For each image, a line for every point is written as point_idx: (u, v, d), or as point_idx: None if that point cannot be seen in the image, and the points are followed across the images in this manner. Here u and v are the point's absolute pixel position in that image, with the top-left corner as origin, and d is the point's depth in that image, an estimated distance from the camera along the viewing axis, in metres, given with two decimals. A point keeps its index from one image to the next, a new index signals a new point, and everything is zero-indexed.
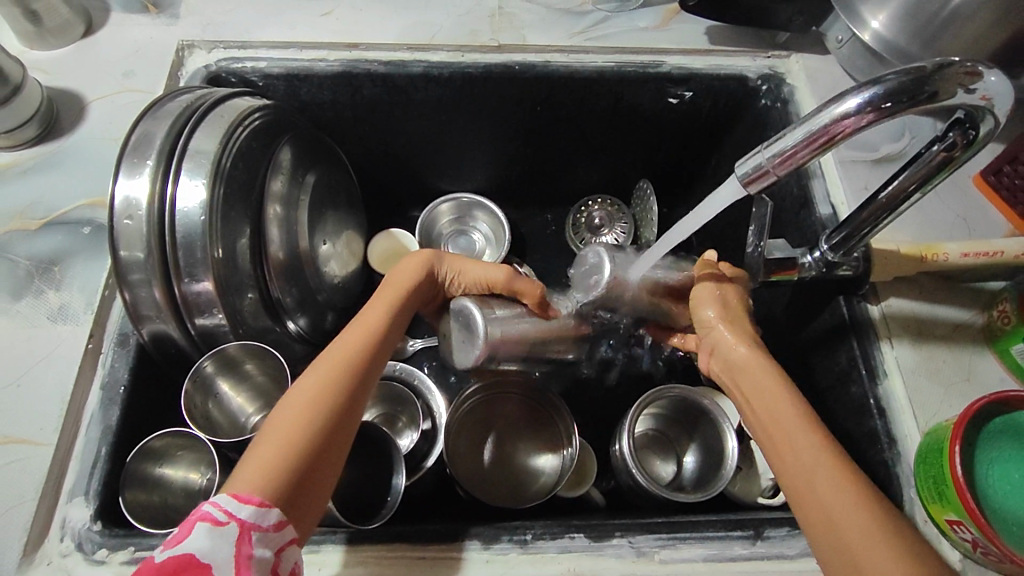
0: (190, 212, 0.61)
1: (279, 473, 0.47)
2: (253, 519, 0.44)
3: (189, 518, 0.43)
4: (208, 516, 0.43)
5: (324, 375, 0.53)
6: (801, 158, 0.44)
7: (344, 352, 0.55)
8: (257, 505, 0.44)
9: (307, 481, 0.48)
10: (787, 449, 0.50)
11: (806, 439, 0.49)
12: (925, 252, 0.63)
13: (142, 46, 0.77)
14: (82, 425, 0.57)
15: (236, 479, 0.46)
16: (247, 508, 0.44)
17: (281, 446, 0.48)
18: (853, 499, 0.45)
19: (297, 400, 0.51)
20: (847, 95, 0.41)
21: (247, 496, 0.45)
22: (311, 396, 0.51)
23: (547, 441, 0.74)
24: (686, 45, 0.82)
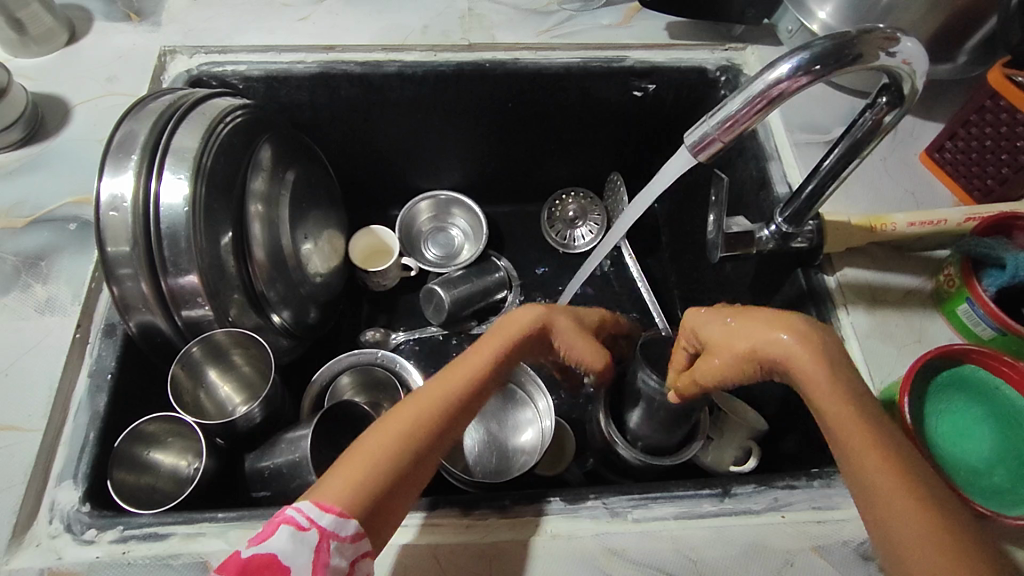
0: (173, 207, 0.64)
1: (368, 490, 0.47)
2: (332, 528, 0.45)
3: (274, 519, 0.45)
4: (292, 520, 0.45)
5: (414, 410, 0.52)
6: (744, 123, 0.47)
7: (440, 391, 0.55)
8: (336, 514, 0.45)
9: (392, 501, 0.49)
10: (841, 438, 0.48)
11: (858, 433, 0.47)
12: (874, 223, 0.67)
13: (125, 52, 0.79)
14: (70, 412, 0.59)
15: (319, 488, 0.47)
16: (328, 516, 0.45)
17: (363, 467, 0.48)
18: (901, 496, 0.44)
19: (383, 431, 0.51)
20: (779, 61, 0.44)
21: (328, 504, 0.46)
22: (404, 422, 0.51)
23: (526, 420, 0.78)
24: (647, 40, 0.87)
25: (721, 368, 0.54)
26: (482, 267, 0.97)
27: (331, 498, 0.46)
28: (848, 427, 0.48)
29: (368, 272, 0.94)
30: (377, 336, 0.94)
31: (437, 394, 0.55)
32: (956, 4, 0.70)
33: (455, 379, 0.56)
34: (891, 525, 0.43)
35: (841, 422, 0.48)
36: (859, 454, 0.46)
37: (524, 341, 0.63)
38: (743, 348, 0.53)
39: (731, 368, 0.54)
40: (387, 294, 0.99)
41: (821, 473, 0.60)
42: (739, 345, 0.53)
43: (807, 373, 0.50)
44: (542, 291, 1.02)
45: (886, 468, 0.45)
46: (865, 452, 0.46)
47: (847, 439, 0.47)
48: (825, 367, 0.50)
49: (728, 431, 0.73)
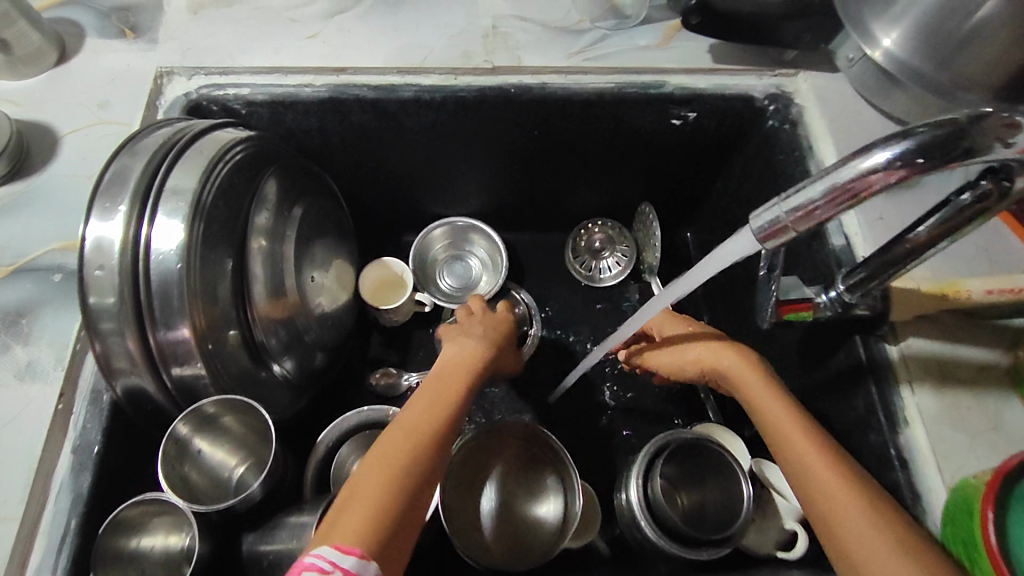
0: (165, 258, 0.58)
1: (379, 529, 0.48)
2: (357, 569, 0.45)
3: (295, 568, 0.44)
4: (314, 567, 0.44)
5: (404, 446, 0.53)
6: (822, 215, 0.40)
7: (426, 420, 0.56)
8: (359, 556, 0.46)
9: (401, 532, 0.50)
10: (785, 440, 0.58)
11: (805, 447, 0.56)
12: (946, 290, 0.60)
13: (117, 74, 0.73)
14: (50, 494, 0.54)
15: (333, 532, 0.47)
16: (350, 559, 0.45)
17: (369, 502, 0.49)
18: (862, 519, 0.51)
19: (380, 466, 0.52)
20: (872, 149, 0.36)
21: (349, 547, 0.46)
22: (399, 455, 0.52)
23: (549, 492, 0.71)
24: (689, 64, 0.78)
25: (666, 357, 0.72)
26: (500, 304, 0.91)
27: (349, 539, 0.47)
28: (802, 446, 0.56)
29: (379, 308, 0.88)
30: (387, 381, 0.87)
31: (418, 425, 0.55)
32: None
33: (437, 405, 0.58)
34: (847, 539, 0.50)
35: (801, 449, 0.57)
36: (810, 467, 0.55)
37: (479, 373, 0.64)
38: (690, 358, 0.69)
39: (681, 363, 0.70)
40: (400, 329, 0.93)
41: None
42: (685, 355, 0.69)
43: (753, 393, 0.62)
44: (564, 325, 0.94)
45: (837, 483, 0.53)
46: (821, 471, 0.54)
47: (808, 458, 0.55)
48: (776, 394, 0.61)
49: (770, 511, 0.67)
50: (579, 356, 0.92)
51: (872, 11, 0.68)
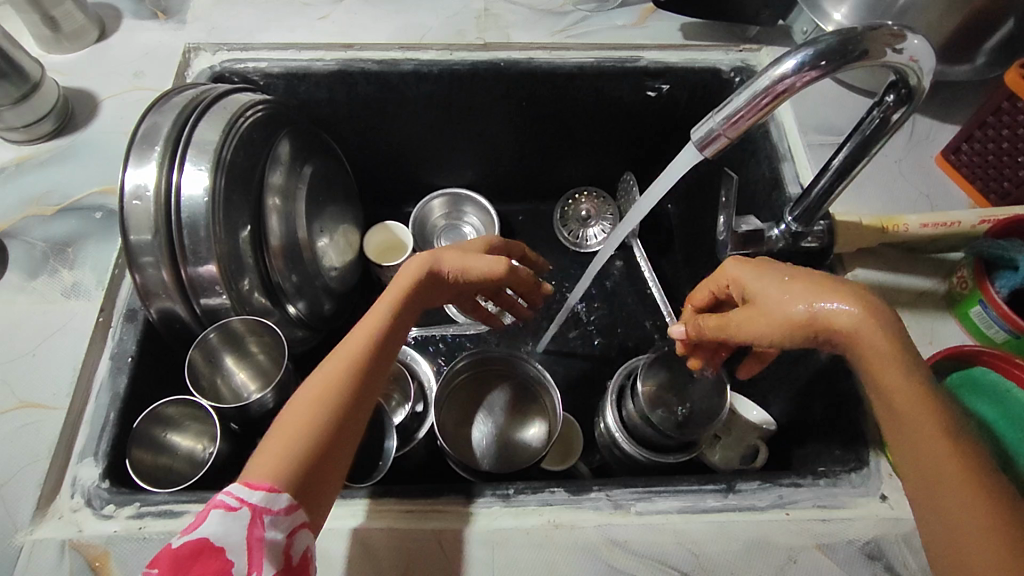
0: (194, 198, 0.66)
1: (297, 458, 0.51)
2: (264, 503, 0.48)
3: (205, 507, 0.48)
4: (222, 504, 0.48)
5: (326, 376, 0.55)
6: (749, 120, 0.47)
7: (351, 349, 0.58)
8: (267, 490, 0.48)
9: (320, 474, 0.52)
10: (901, 421, 0.49)
11: (938, 446, 0.47)
12: (886, 223, 0.67)
13: (151, 49, 0.82)
14: (92, 391, 0.61)
15: (251, 469, 0.50)
16: (257, 494, 0.48)
17: (288, 441, 0.51)
18: (977, 514, 0.45)
19: (301, 401, 0.54)
20: (784, 57, 0.44)
21: (257, 484, 0.49)
22: (319, 386, 0.54)
23: (535, 418, 0.78)
24: (661, 41, 0.87)
25: (765, 321, 0.54)
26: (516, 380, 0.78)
27: (260, 477, 0.49)
28: (917, 423, 0.48)
29: (382, 267, 0.96)
30: None
31: (346, 357, 0.57)
32: (975, 5, 0.69)
33: (358, 336, 0.59)
34: (955, 521, 0.45)
35: (921, 443, 0.47)
36: (929, 453, 0.47)
37: (413, 295, 0.63)
38: (799, 314, 0.52)
39: (778, 325, 0.53)
40: None
41: (827, 472, 0.59)
42: (790, 310, 0.52)
43: (867, 355, 0.50)
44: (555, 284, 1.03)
45: (950, 461, 0.46)
46: (939, 453, 0.47)
47: (924, 443, 0.47)
48: (895, 364, 0.49)
49: (734, 430, 0.74)
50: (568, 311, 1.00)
51: None
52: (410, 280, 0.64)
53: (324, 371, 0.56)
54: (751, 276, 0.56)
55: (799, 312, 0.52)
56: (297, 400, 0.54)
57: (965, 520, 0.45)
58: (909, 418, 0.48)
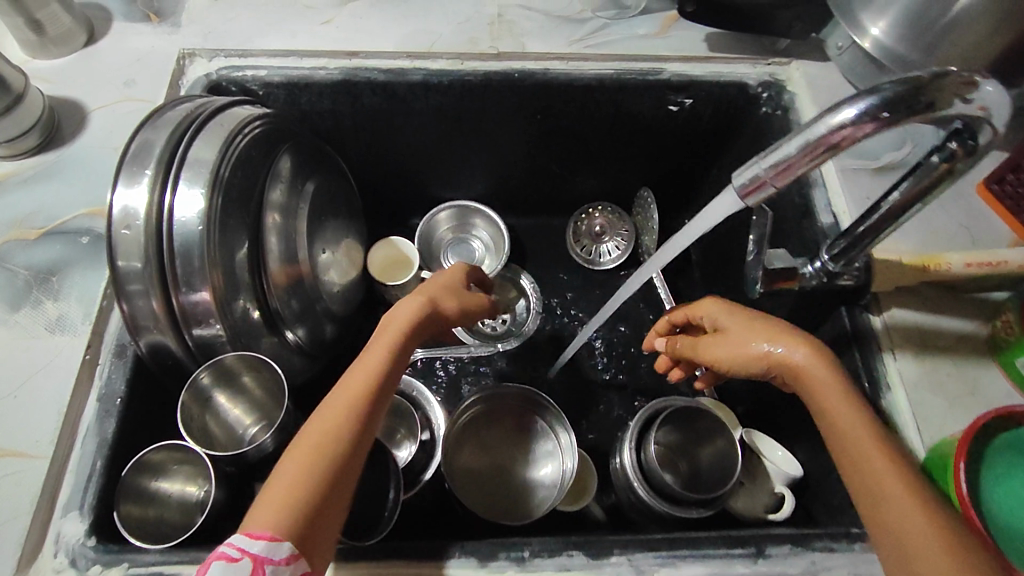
0: (187, 221, 0.61)
1: (300, 503, 0.48)
2: (266, 553, 0.45)
3: (207, 559, 0.45)
4: (224, 555, 0.45)
5: (331, 414, 0.52)
6: (799, 169, 0.42)
7: (355, 385, 0.54)
8: (269, 539, 0.46)
9: (322, 521, 0.48)
10: (850, 447, 0.53)
11: (885, 471, 0.50)
12: (927, 262, 0.63)
13: (143, 55, 0.77)
14: (78, 437, 0.57)
15: (250, 518, 0.47)
16: (259, 543, 0.45)
17: (291, 486, 0.48)
18: (926, 535, 0.47)
19: (302, 443, 0.50)
20: (842, 105, 0.40)
21: (259, 532, 0.46)
22: (322, 426, 0.51)
23: (548, 458, 0.74)
24: (686, 52, 0.82)
25: (731, 351, 0.62)
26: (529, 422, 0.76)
27: (261, 525, 0.46)
28: (863, 449, 0.52)
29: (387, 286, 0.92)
30: None
31: (350, 394, 0.54)
32: None
33: (362, 373, 0.55)
34: (905, 541, 0.48)
35: (873, 470, 0.51)
36: (874, 474, 0.51)
37: (415, 331, 0.61)
38: (757, 350, 0.60)
39: (742, 357, 0.61)
40: None
41: (862, 534, 0.56)
42: (750, 345, 0.61)
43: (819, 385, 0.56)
44: (566, 304, 0.99)
45: (896, 481, 0.50)
46: (883, 474, 0.50)
47: (873, 468, 0.51)
48: (844, 397, 0.54)
49: (760, 477, 0.72)
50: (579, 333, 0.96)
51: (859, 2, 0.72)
52: (410, 313, 0.61)
53: (327, 409, 0.53)
54: (720, 316, 0.66)
55: (760, 347, 0.60)
56: (298, 440, 0.51)
57: (914, 542, 0.47)
58: (854, 444, 0.53)
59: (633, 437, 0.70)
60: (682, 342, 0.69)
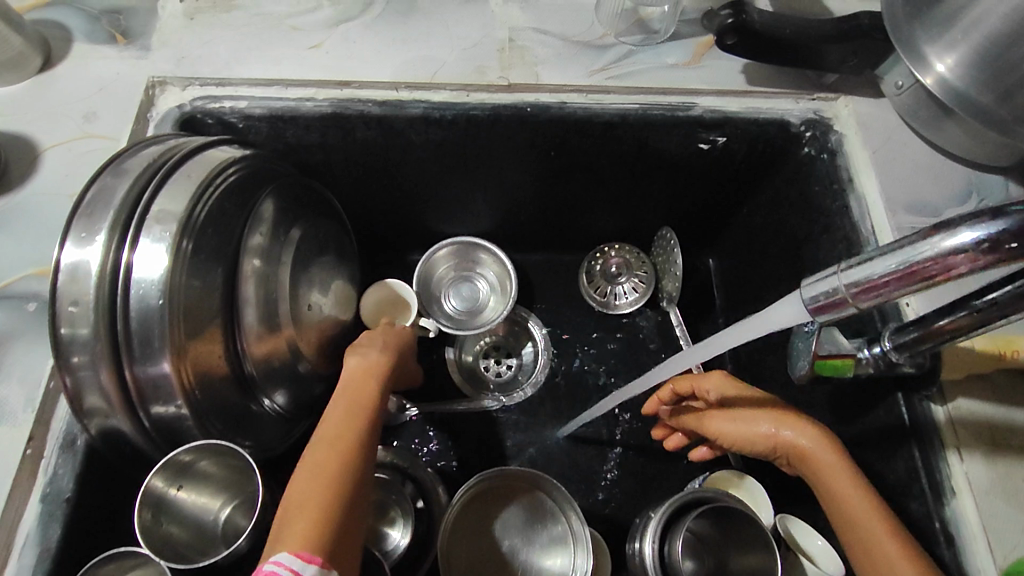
0: (146, 289, 0.53)
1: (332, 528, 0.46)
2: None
3: None
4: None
5: (337, 445, 0.51)
6: (888, 292, 0.35)
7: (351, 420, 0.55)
8: (320, 564, 0.43)
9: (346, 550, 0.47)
10: (852, 520, 0.53)
11: (890, 547, 0.50)
12: (1004, 349, 0.55)
13: (107, 83, 0.68)
14: (14, 547, 0.50)
15: (280, 544, 0.44)
16: (311, 568, 0.43)
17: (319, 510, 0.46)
18: None
19: (314, 472, 0.49)
20: (954, 226, 0.32)
21: (309, 554, 0.43)
22: (334, 454, 0.50)
23: (559, 548, 0.66)
24: (720, 85, 0.73)
25: (738, 428, 0.62)
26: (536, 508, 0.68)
27: (303, 545, 0.44)
28: (868, 522, 0.52)
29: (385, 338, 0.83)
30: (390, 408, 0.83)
31: (350, 428, 0.54)
32: None
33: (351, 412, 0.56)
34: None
35: (879, 544, 0.51)
36: (885, 560, 0.50)
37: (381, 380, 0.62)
38: (763, 431, 0.60)
39: (749, 438, 0.61)
40: None
41: None
42: (755, 428, 0.61)
43: (824, 465, 0.56)
44: (578, 353, 0.90)
45: (908, 567, 0.49)
46: (895, 561, 0.50)
47: (878, 543, 0.51)
48: (847, 475, 0.55)
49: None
50: (591, 385, 0.88)
51: (925, 35, 0.62)
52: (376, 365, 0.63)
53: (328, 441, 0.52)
54: (728, 393, 0.65)
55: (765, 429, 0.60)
56: (306, 471, 0.49)
57: None
58: (864, 527, 0.52)
59: (657, 531, 0.62)
60: (688, 418, 0.67)
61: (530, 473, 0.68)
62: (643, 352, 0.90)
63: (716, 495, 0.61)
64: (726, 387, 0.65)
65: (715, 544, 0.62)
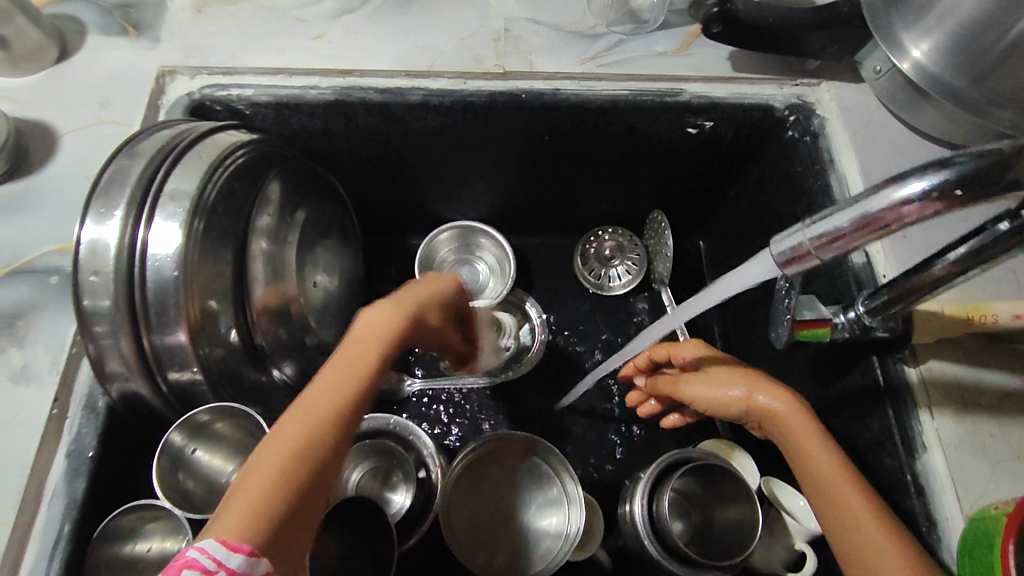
0: (161, 263, 0.56)
1: (270, 519, 0.40)
2: (243, 570, 0.38)
3: (175, 564, 0.37)
4: (195, 565, 0.37)
5: (309, 419, 0.44)
6: (848, 244, 0.38)
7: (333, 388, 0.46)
8: (246, 554, 0.38)
9: (293, 538, 0.41)
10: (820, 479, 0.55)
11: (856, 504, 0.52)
12: (972, 314, 0.58)
13: (119, 72, 0.71)
14: (42, 500, 0.54)
15: (218, 523, 0.39)
16: (237, 558, 0.38)
17: (264, 495, 0.40)
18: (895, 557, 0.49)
19: (271, 449, 0.42)
20: (906, 179, 0.35)
21: (237, 542, 0.38)
22: (296, 434, 0.43)
23: (552, 507, 0.69)
24: (707, 72, 0.76)
25: (712, 394, 0.63)
26: (531, 470, 0.71)
27: (236, 532, 0.39)
28: (836, 481, 0.54)
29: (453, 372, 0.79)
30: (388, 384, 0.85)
31: (328, 397, 0.46)
32: None
33: (338, 378, 0.47)
34: (881, 574, 0.48)
35: (844, 502, 0.53)
36: (848, 509, 0.52)
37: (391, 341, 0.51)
38: (738, 397, 0.61)
39: (725, 403, 0.62)
40: None
41: None
42: (731, 393, 0.62)
43: (795, 428, 0.57)
44: (573, 332, 0.93)
45: (869, 515, 0.51)
46: (861, 516, 0.51)
47: (844, 501, 0.53)
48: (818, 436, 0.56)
49: (778, 529, 0.67)
50: (586, 362, 0.91)
51: (901, 21, 0.65)
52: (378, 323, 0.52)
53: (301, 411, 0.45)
54: (704, 361, 0.68)
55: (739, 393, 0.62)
56: (265, 446, 0.43)
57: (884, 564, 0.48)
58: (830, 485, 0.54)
59: (643, 489, 0.66)
60: (664, 382, 0.71)
61: (524, 438, 0.71)
62: (636, 330, 0.93)
63: (698, 454, 0.65)
64: (700, 354, 0.69)
65: (700, 501, 0.68)
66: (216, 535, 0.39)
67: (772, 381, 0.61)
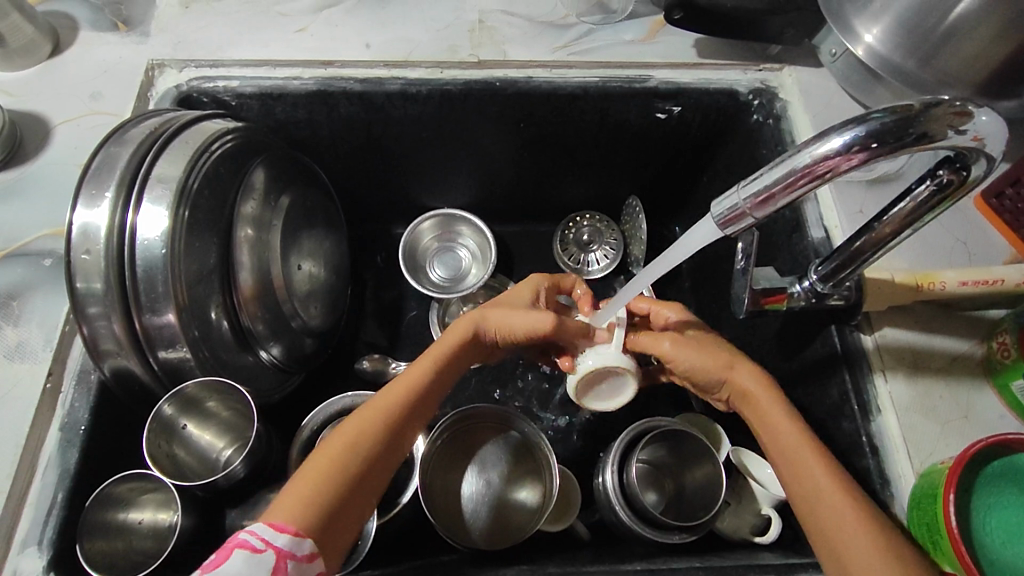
0: (150, 243, 0.59)
1: (321, 509, 0.47)
2: (290, 548, 0.44)
3: (226, 545, 0.42)
4: (246, 545, 0.43)
5: (362, 427, 0.53)
6: (780, 200, 0.42)
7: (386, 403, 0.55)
8: (292, 534, 0.45)
9: (341, 528, 0.48)
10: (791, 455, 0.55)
11: (823, 478, 0.52)
12: (921, 281, 0.60)
13: (110, 66, 0.74)
14: (37, 470, 0.57)
15: (272, 511, 0.46)
16: (283, 537, 0.44)
17: (313, 490, 0.47)
18: (859, 533, 0.49)
19: (326, 455, 0.50)
20: (829, 134, 0.39)
21: (282, 525, 0.45)
22: (347, 441, 0.51)
23: (530, 477, 0.73)
24: (674, 59, 0.79)
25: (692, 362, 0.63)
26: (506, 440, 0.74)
27: (283, 518, 0.46)
28: (804, 457, 0.54)
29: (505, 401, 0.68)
30: (376, 366, 0.88)
31: (382, 410, 0.54)
32: None
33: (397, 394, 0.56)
34: (847, 550, 0.49)
35: (810, 475, 0.53)
36: (812, 481, 0.52)
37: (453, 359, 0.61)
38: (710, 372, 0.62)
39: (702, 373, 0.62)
40: (390, 316, 0.96)
41: None
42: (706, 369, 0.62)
43: (765, 408, 0.58)
44: None
45: (837, 493, 0.51)
46: (828, 491, 0.51)
47: (813, 478, 0.53)
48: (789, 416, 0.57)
49: (746, 496, 0.69)
50: None
51: (853, 7, 0.68)
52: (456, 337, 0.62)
53: (356, 420, 0.53)
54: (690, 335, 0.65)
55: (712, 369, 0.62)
56: (321, 451, 0.51)
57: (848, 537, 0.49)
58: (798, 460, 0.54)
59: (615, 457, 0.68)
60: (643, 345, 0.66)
61: (496, 409, 0.74)
62: None
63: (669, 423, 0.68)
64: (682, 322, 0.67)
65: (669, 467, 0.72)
66: (264, 522, 0.45)
67: (748, 361, 0.62)
